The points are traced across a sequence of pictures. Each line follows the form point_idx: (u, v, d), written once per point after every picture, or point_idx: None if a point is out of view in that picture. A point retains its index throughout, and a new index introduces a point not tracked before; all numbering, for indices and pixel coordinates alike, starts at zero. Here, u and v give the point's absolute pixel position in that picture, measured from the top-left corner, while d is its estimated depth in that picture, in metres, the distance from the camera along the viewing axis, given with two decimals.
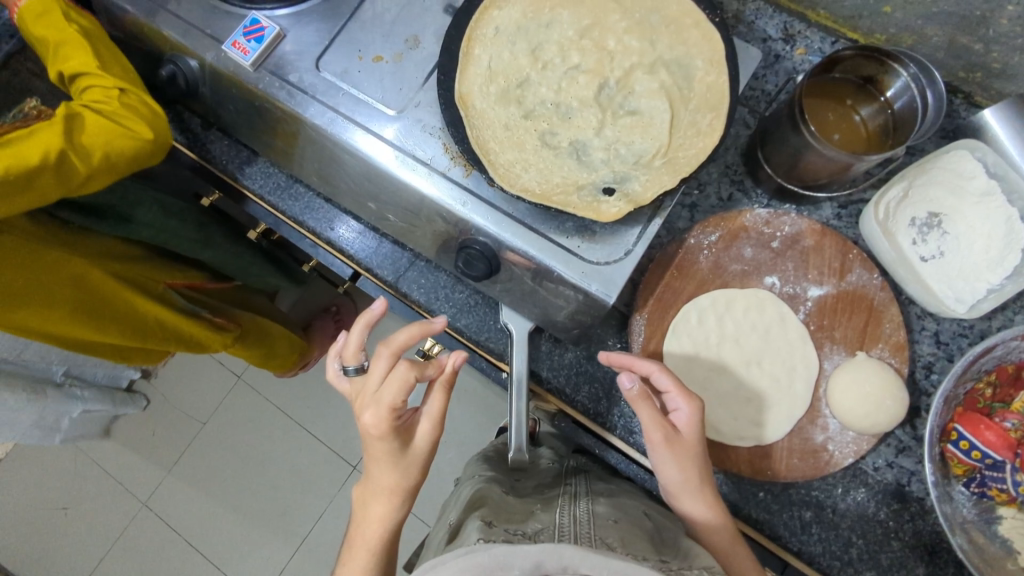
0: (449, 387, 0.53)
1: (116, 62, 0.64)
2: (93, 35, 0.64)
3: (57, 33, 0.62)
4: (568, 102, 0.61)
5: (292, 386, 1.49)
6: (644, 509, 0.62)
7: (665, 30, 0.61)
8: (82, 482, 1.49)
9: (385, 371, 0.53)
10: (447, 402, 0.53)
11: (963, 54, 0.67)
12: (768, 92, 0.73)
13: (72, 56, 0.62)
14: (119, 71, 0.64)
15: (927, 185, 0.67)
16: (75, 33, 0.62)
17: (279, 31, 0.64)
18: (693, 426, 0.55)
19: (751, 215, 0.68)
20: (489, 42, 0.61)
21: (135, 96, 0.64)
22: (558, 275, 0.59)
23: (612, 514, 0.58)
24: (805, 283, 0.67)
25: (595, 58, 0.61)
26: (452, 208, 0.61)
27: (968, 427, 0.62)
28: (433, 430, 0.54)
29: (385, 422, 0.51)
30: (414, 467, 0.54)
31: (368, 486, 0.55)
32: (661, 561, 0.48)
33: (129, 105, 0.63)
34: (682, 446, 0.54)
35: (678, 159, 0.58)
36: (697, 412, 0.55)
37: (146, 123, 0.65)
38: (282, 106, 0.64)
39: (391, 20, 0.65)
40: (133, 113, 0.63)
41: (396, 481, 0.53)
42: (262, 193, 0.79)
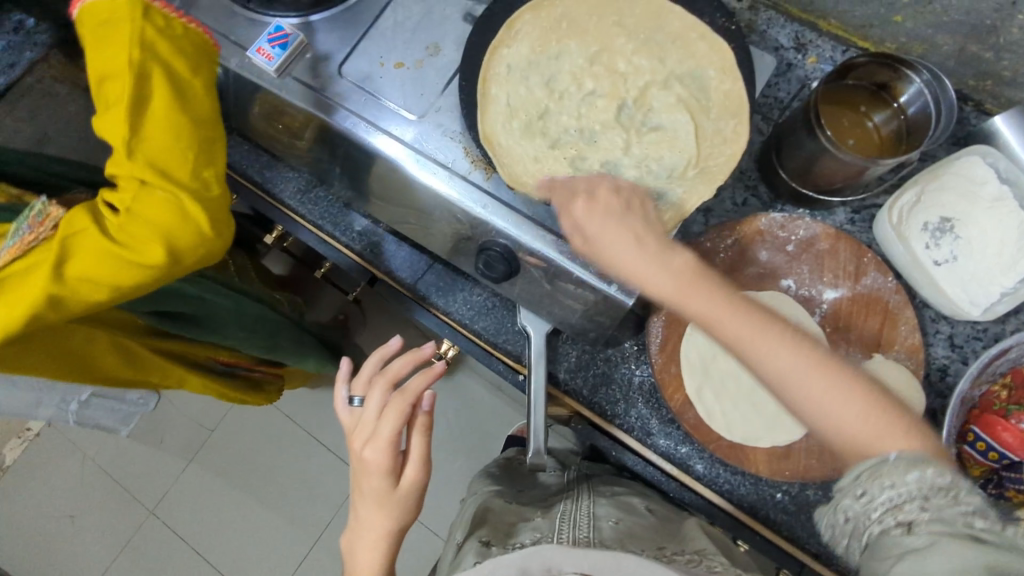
0: (428, 427, 0.62)
1: (156, 128, 0.58)
2: (144, 73, 0.57)
3: (112, 68, 0.57)
4: (591, 129, 0.63)
5: (302, 394, 1.49)
6: (646, 504, 0.67)
7: (671, 51, 0.62)
8: (88, 489, 1.49)
9: (380, 404, 0.62)
10: (428, 440, 0.62)
11: (973, 62, 0.68)
12: (780, 100, 0.74)
13: (110, 114, 0.58)
14: (157, 143, 0.58)
15: (940, 190, 0.68)
16: (122, 82, 0.57)
17: (303, 38, 0.65)
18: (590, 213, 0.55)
19: (767, 219, 0.69)
20: (503, 81, 0.63)
21: (161, 194, 0.59)
22: (578, 276, 0.59)
23: (613, 515, 0.62)
24: (820, 286, 0.68)
25: (609, 82, 0.63)
26: (472, 210, 0.61)
27: (985, 428, 0.62)
28: (418, 471, 0.61)
29: (381, 450, 0.59)
30: (400, 503, 0.60)
31: (359, 532, 0.61)
32: (660, 548, 0.55)
33: (148, 211, 0.60)
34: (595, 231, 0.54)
35: (711, 169, 0.59)
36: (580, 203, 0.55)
37: (160, 238, 0.61)
38: (305, 110, 0.65)
39: (412, 27, 0.67)
40: (149, 227, 0.60)
41: (384, 519, 0.60)
42: (283, 197, 0.80)
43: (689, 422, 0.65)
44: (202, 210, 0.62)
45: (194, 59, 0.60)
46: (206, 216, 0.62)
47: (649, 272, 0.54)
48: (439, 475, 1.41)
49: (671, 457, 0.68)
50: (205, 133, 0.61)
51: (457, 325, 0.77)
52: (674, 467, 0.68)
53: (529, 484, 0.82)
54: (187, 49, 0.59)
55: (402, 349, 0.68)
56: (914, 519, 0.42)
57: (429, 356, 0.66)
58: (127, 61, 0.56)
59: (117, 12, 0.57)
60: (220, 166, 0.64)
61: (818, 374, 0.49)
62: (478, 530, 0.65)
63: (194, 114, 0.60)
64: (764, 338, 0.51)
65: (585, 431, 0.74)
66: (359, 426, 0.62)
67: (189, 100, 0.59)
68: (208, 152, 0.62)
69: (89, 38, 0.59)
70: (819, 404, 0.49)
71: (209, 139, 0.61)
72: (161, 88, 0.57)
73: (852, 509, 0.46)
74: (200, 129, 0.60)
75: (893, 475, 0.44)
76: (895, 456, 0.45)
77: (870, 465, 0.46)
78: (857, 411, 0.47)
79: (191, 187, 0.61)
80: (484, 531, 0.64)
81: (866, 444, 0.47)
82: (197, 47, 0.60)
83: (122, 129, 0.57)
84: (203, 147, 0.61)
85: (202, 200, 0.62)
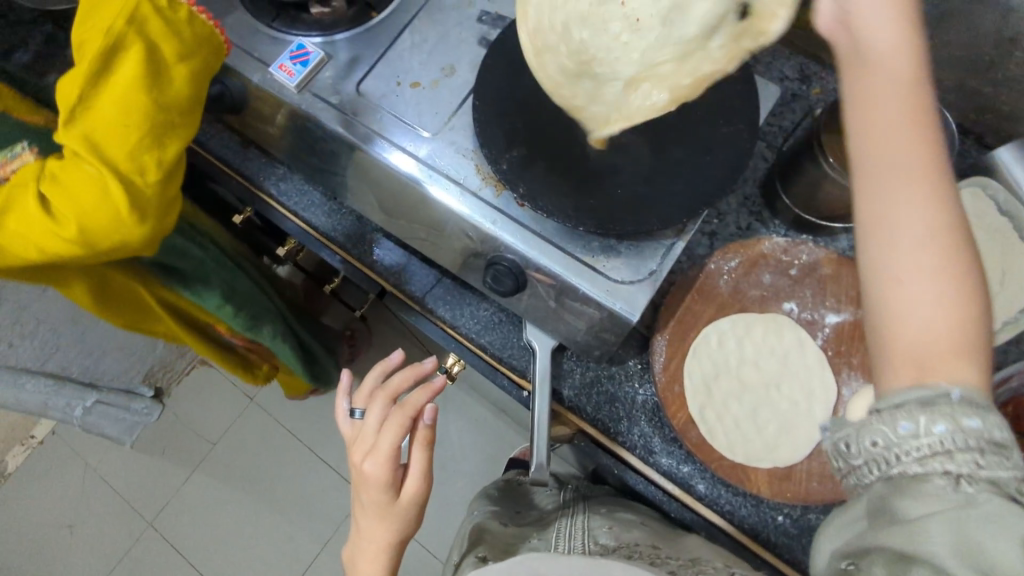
0: (429, 441, 0.62)
1: (109, 103, 0.57)
2: (121, 48, 0.57)
3: (96, 35, 0.58)
4: None
5: (306, 410, 1.50)
6: (641, 519, 0.68)
7: None
8: (87, 499, 1.48)
9: (380, 416, 0.63)
10: (430, 456, 0.61)
11: (973, 97, 0.70)
12: (784, 128, 0.76)
13: (73, 75, 0.57)
14: (103, 118, 0.57)
15: None
16: (94, 49, 0.57)
17: (324, 56, 0.68)
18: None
19: (769, 243, 0.70)
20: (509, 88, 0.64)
21: (88, 170, 0.58)
22: (583, 293, 0.61)
23: (607, 523, 0.65)
24: (823, 309, 0.69)
25: None
26: (482, 225, 0.63)
27: None
28: (419, 486, 0.61)
29: (378, 463, 0.59)
30: (401, 516, 0.60)
31: (361, 544, 0.62)
32: (653, 547, 0.58)
33: (75, 181, 0.59)
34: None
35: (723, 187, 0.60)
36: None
37: (76, 215, 0.59)
38: (324, 125, 0.67)
39: (429, 49, 0.69)
40: (71, 202, 0.59)
41: (384, 531, 0.60)
42: (295, 210, 0.81)
43: (691, 440, 0.65)
44: (128, 201, 0.59)
45: (186, 48, 0.59)
46: (128, 205, 0.59)
47: (875, 28, 0.44)
48: (440, 495, 1.40)
49: (673, 476, 0.68)
50: (161, 119, 0.59)
51: (463, 338, 0.78)
52: (675, 488, 0.68)
53: (526, 507, 0.84)
54: (182, 37, 0.59)
55: (403, 363, 0.69)
56: (967, 472, 0.37)
57: (430, 370, 0.67)
58: (109, 33, 0.56)
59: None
60: (172, 160, 0.61)
61: (926, 241, 0.41)
62: (477, 545, 0.67)
63: (160, 99, 0.59)
64: (913, 186, 0.42)
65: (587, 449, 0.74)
66: (360, 438, 0.63)
67: (161, 84, 0.58)
68: (158, 140, 0.60)
69: (91, 4, 0.60)
70: (913, 296, 0.40)
71: (166, 127, 0.60)
72: (131, 63, 0.57)
73: (886, 437, 0.39)
74: (155, 115, 0.58)
75: (945, 413, 0.38)
76: (957, 396, 0.38)
77: (917, 395, 0.39)
78: (943, 297, 0.40)
79: (129, 171, 0.59)
80: (482, 547, 0.65)
81: (932, 351, 0.39)
82: (202, 45, 0.60)
83: (75, 94, 0.57)
84: (152, 134, 0.59)
85: (133, 188, 0.60)
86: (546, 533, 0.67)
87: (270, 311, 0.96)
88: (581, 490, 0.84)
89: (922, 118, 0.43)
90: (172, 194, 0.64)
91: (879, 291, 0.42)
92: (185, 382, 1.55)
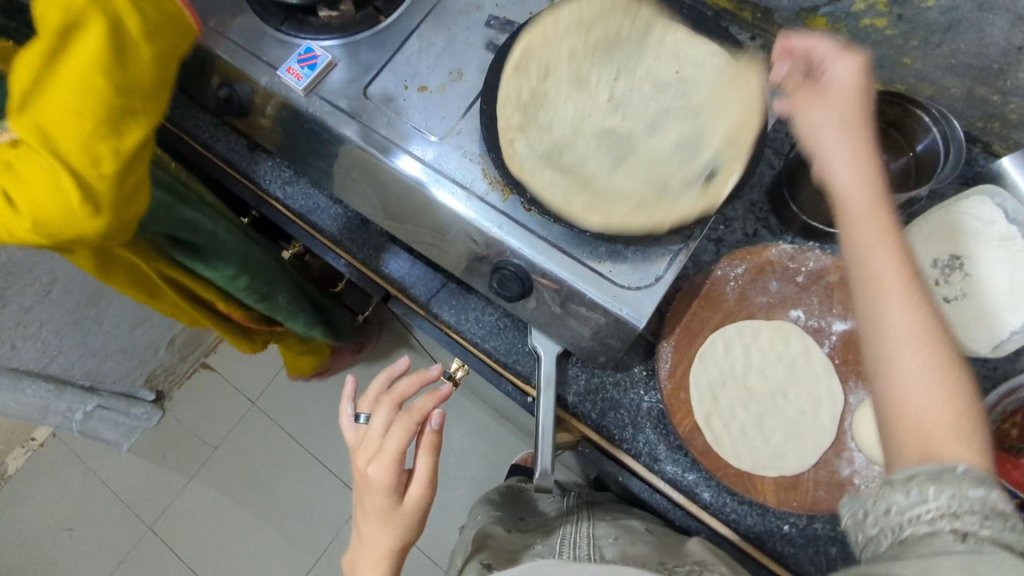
0: (435, 447, 0.61)
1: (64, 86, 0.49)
2: (82, 23, 0.50)
3: (44, 8, 0.50)
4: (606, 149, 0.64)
5: (308, 415, 1.50)
6: (646, 526, 0.68)
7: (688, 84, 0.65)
8: (87, 502, 1.48)
9: (385, 421, 0.63)
10: (434, 462, 0.61)
11: (981, 105, 0.70)
12: (791, 135, 0.76)
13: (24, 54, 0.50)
14: (55, 101, 0.49)
15: (949, 229, 0.69)
16: (46, 26, 0.50)
17: (331, 60, 0.68)
18: (846, 73, 0.53)
19: (776, 249, 0.69)
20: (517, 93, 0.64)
21: (39, 161, 0.50)
22: (589, 298, 0.61)
23: (613, 533, 0.64)
24: (829, 317, 0.68)
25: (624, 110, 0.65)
26: (489, 230, 0.63)
27: (997, 467, 0.62)
28: (423, 491, 0.61)
29: (383, 468, 0.60)
30: (403, 522, 0.60)
31: (362, 549, 0.61)
32: (660, 563, 0.58)
33: (20, 173, 0.50)
34: (824, 100, 0.53)
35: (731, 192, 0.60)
36: (854, 64, 0.54)
37: (29, 211, 0.51)
38: (331, 128, 0.67)
39: (437, 53, 0.69)
40: (21, 196, 0.50)
41: (385, 536, 0.60)
42: (301, 213, 0.81)
43: (697, 448, 0.65)
44: (81, 194, 0.51)
45: (158, 29, 0.54)
46: (84, 203, 0.51)
47: (839, 158, 0.51)
48: (441, 502, 1.39)
49: (679, 484, 0.68)
50: (128, 106, 0.52)
51: (467, 343, 0.77)
52: (680, 495, 0.68)
53: (529, 513, 0.83)
54: (153, 17, 0.54)
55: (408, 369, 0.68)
56: (972, 530, 0.39)
57: (435, 377, 0.66)
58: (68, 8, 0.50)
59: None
60: (117, 142, 0.51)
61: (925, 339, 0.44)
62: (479, 552, 0.66)
63: (121, 80, 0.51)
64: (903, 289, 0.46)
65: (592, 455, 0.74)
66: (365, 443, 0.63)
67: (123, 65, 0.52)
68: (116, 127, 0.51)
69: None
70: (911, 388, 0.44)
71: (101, 103, 0.50)
72: (92, 40, 0.50)
73: (898, 504, 0.42)
74: (116, 100, 0.51)
75: (954, 482, 0.40)
76: (964, 470, 0.40)
77: (927, 469, 0.41)
78: (941, 387, 0.43)
79: (78, 161, 0.50)
80: (487, 554, 0.65)
81: (929, 432, 0.43)
82: (177, 31, 0.56)
83: (23, 77, 0.49)
84: (111, 120, 0.51)
85: (84, 180, 0.51)
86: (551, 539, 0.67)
87: (284, 286, 0.91)
88: (584, 496, 0.84)
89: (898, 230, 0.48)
90: (115, 184, 0.52)
91: (882, 383, 0.45)
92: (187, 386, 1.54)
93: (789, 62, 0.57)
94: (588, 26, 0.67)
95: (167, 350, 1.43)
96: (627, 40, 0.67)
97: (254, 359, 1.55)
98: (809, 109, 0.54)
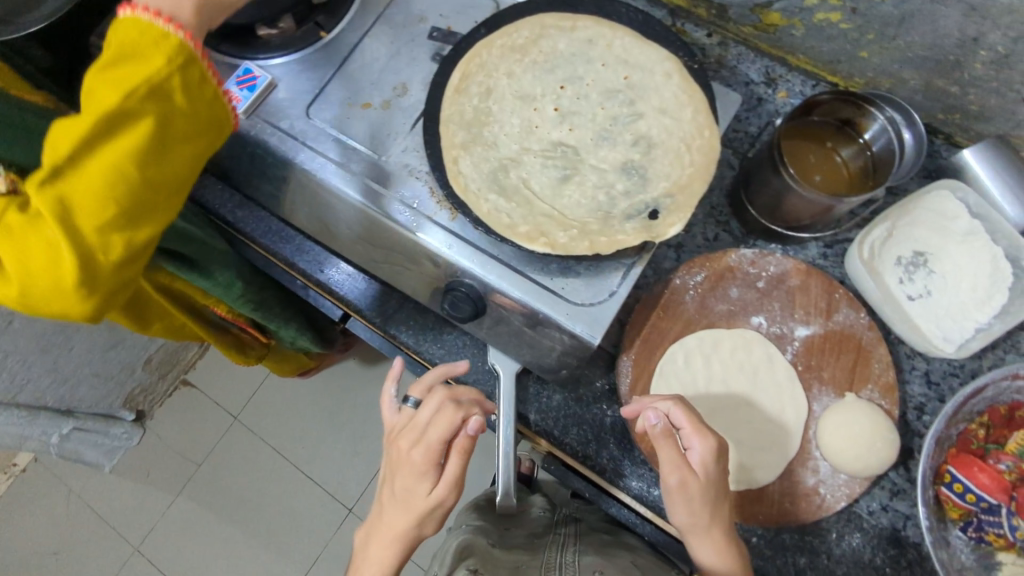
0: (468, 451, 0.56)
1: (99, 165, 0.48)
2: (134, 116, 0.48)
3: (95, 85, 0.47)
4: (554, 162, 0.62)
5: (292, 428, 1.49)
6: (631, 561, 0.67)
7: (636, 91, 0.63)
8: (73, 526, 1.47)
9: (434, 408, 0.58)
10: (464, 466, 0.56)
11: (940, 97, 0.68)
12: (750, 134, 0.74)
13: (68, 124, 0.48)
14: (83, 177, 0.48)
15: (911, 226, 0.68)
16: (98, 103, 0.47)
17: (271, 80, 0.65)
18: (705, 465, 0.55)
19: (736, 255, 0.69)
20: (461, 110, 0.62)
21: (48, 232, 0.49)
22: (545, 318, 0.58)
23: (597, 564, 0.63)
24: (791, 323, 0.67)
25: (570, 121, 0.64)
26: (439, 251, 0.61)
27: (961, 468, 0.62)
28: (446, 493, 0.56)
29: (422, 452, 0.56)
30: (422, 514, 0.56)
31: (379, 527, 0.58)
32: None
33: (24, 238, 0.49)
34: (694, 493, 0.54)
35: (683, 202, 0.58)
36: (709, 450, 0.55)
37: (18, 276, 0.50)
38: (273, 151, 0.64)
39: (380, 67, 0.66)
40: (14, 259, 0.49)
41: (403, 524, 0.56)
42: (253, 236, 0.78)
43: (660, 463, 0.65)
44: (77, 270, 0.50)
45: (190, 126, 0.51)
46: (80, 287, 0.51)
47: (703, 542, 0.55)
48: None
49: (644, 500, 0.67)
50: (150, 200, 0.51)
51: (427, 363, 0.77)
52: (648, 511, 0.67)
53: (514, 523, 0.81)
54: (199, 111, 0.51)
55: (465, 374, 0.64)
56: None
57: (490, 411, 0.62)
58: (121, 94, 0.47)
59: (154, 46, 0.48)
60: (142, 238, 0.52)
61: None
62: (465, 559, 0.64)
63: (154, 176, 0.51)
64: None
65: (559, 474, 0.73)
66: (408, 426, 0.59)
67: (161, 157, 0.51)
68: (135, 219, 0.51)
69: (121, 49, 0.48)
70: None
71: (145, 206, 0.51)
72: (132, 137, 0.48)
73: None
74: (143, 194, 0.50)
75: None
76: None
77: None
78: None
79: (82, 241, 0.49)
80: (473, 560, 0.63)
81: None
82: (209, 118, 0.52)
83: (63, 148, 0.47)
84: (137, 208, 0.51)
85: (89, 256, 0.50)
86: (536, 561, 0.66)
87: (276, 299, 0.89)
88: (573, 514, 0.87)
89: None
90: (115, 278, 0.53)
91: None
92: (168, 403, 1.53)
93: (660, 427, 0.55)
94: (533, 35, 0.65)
95: (144, 369, 1.42)
96: (573, 47, 0.65)
97: (234, 374, 1.54)
98: (678, 494, 0.54)
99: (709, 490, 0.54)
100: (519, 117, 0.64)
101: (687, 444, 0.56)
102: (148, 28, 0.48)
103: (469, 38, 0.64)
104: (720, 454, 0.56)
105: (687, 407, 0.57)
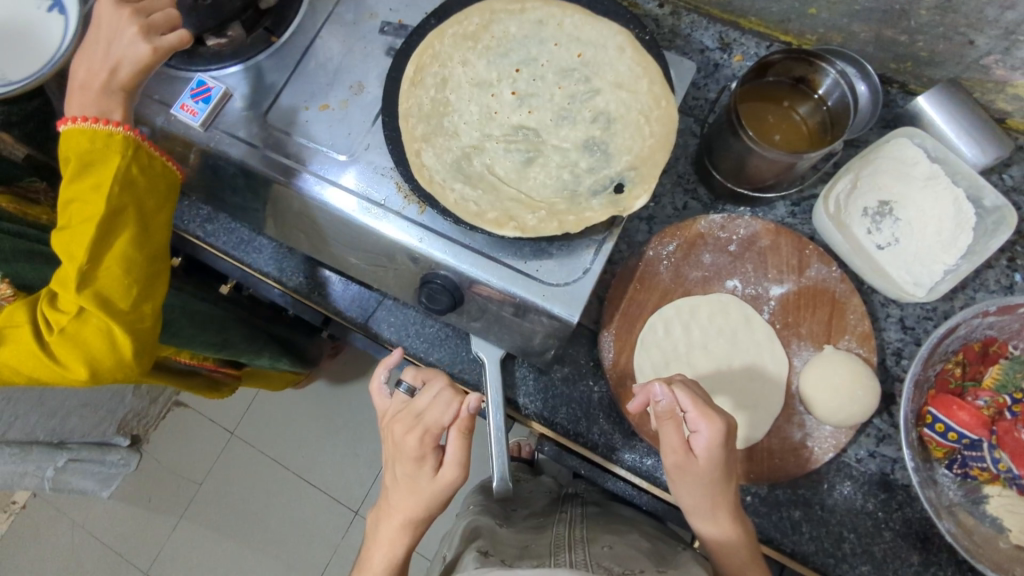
0: (468, 431, 0.56)
1: (114, 256, 0.59)
2: (120, 210, 0.59)
3: (83, 196, 0.58)
4: (516, 147, 0.63)
5: (289, 437, 1.48)
6: (642, 537, 0.68)
7: (592, 68, 0.63)
8: (80, 557, 1.46)
9: (434, 393, 0.58)
10: (468, 446, 0.56)
11: (891, 46, 0.69)
12: (710, 100, 0.75)
13: (71, 235, 0.58)
14: (105, 272, 0.59)
15: (874, 175, 0.69)
16: (93, 212, 0.57)
17: (226, 90, 0.63)
18: (712, 449, 0.53)
19: (706, 221, 0.69)
20: (420, 101, 0.62)
21: (95, 321, 0.61)
22: (521, 300, 0.59)
23: (607, 539, 0.65)
24: (766, 283, 0.68)
25: (528, 104, 0.64)
26: (411, 245, 0.61)
27: (941, 409, 0.63)
28: (456, 475, 0.56)
29: (419, 438, 0.55)
30: (431, 498, 0.56)
31: (388, 509, 0.59)
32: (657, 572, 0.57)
33: (78, 334, 0.61)
34: (693, 474, 0.54)
35: (647, 174, 0.59)
36: (718, 433, 0.53)
37: (83, 362, 0.62)
38: (236, 162, 0.63)
39: (334, 68, 0.65)
40: (75, 352, 0.61)
41: (412, 508, 0.57)
42: (226, 250, 0.79)
43: (649, 433, 0.65)
44: (131, 340, 0.63)
45: (157, 200, 0.62)
46: (134, 352, 0.64)
47: (713, 522, 0.56)
48: None
49: (638, 470, 0.68)
50: (153, 269, 0.63)
51: (412, 357, 0.78)
52: (643, 481, 0.68)
53: (519, 505, 0.82)
54: (158, 185, 0.61)
55: None
56: None
57: None
58: (104, 197, 0.57)
59: (107, 146, 0.58)
60: (159, 298, 0.65)
61: None
62: (473, 542, 0.65)
63: (150, 249, 0.62)
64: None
65: (553, 454, 0.75)
66: (403, 411, 0.58)
67: (147, 233, 0.61)
68: (150, 289, 0.63)
69: (83, 160, 0.58)
70: None
71: (152, 274, 0.63)
72: (127, 229, 0.60)
73: None
74: (149, 266, 0.62)
75: None
76: None
77: None
78: None
79: (124, 318, 0.62)
80: (482, 541, 0.64)
81: None
82: (168, 187, 0.62)
83: (81, 255, 0.58)
84: (149, 278, 0.63)
85: (135, 326, 0.63)
86: (543, 538, 0.67)
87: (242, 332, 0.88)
88: (577, 491, 0.88)
89: (754, 552, 0.57)
90: (152, 336, 0.66)
91: None
92: (163, 425, 1.53)
93: (663, 408, 0.54)
94: (483, 21, 0.64)
95: (134, 395, 1.41)
96: (524, 29, 0.64)
97: None
98: (683, 478, 0.55)
99: (714, 473, 0.54)
100: (477, 105, 0.64)
101: (693, 427, 0.54)
102: (100, 134, 0.57)
103: (420, 30, 0.63)
104: (727, 436, 0.54)
105: (691, 388, 0.55)
